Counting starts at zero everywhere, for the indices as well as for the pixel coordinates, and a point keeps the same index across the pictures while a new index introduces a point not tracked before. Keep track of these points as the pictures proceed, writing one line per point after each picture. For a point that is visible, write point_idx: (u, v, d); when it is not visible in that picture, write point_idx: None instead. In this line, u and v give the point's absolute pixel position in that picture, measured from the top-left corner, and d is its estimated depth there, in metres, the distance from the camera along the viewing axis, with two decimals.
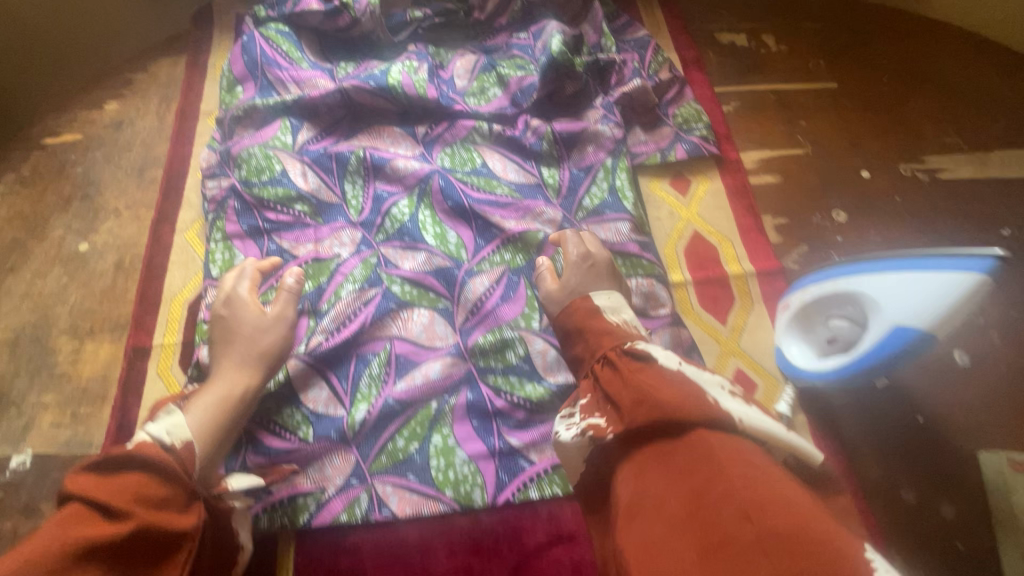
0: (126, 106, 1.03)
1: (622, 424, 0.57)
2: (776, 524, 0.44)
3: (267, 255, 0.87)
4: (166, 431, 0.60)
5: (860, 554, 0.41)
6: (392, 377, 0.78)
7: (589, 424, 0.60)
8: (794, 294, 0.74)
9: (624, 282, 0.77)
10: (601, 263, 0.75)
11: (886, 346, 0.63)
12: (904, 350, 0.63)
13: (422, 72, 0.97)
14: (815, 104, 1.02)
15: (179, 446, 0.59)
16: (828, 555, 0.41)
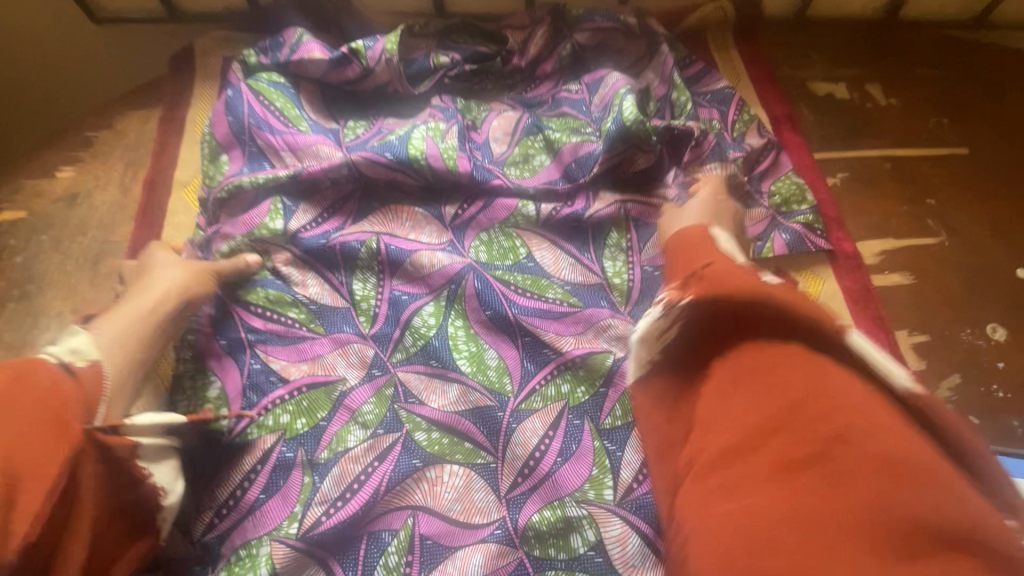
0: (82, 173, 0.83)
1: (704, 299, 0.48)
2: (873, 449, 0.37)
3: (248, 381, 0.66)
4: (69, 351, 0.53)
5: (970, 497, 0.36)
6: (416, 570, 0.58)
7: (671, 298, 0.51)
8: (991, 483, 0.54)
9: (741, 228, 0.69)
10: (727, 202, 0.68)
11: None
12: None
13: (450, 137, 0.77)
14: (944, 176, 0.81)
15: (83, 368, 0.52)
16: (931, 482, 0.36)
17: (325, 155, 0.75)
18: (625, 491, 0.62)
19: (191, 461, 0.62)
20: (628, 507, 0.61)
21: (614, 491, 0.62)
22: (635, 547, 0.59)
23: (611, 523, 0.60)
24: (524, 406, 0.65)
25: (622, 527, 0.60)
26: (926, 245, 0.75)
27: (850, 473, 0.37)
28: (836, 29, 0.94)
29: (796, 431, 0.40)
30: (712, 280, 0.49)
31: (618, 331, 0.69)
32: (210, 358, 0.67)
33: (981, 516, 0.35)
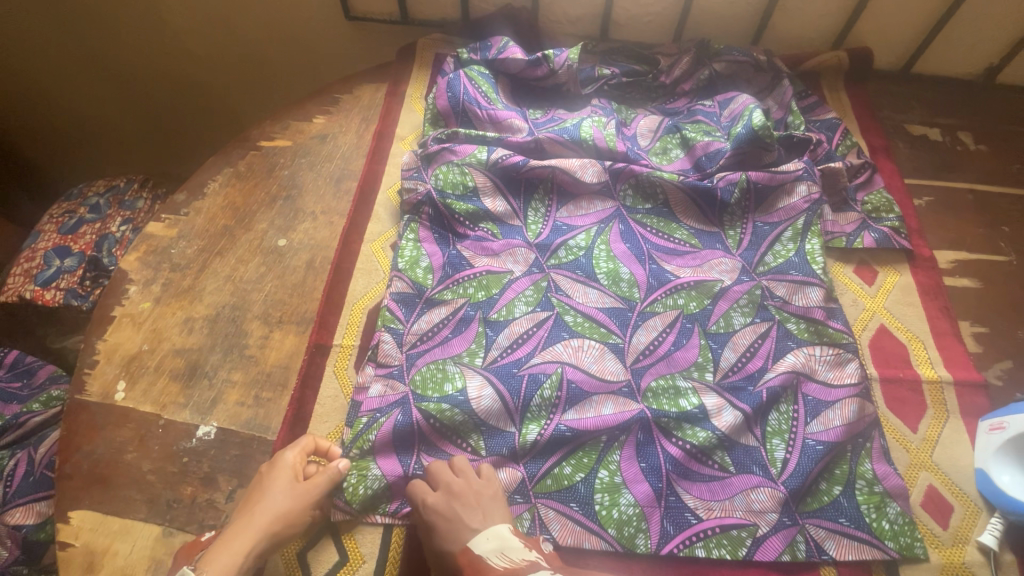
0: (331, 122, 1.14)
1: None
2: None
3: (448, 260, 0.92)
4: None
5: None
6: (562, 405, 0.79)
7: None
8: (1011, 421, 0.70)
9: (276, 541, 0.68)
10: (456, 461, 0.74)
11: None
12: None
13: (610, 128, 1.01)
14: (1020, 211, 0.95)
15: None
16: None
17: (517, 127, 1.01)
18: (723, 376, 0.80)
19: (405, 301, 0.88)
20: (724, 386, 0.79)
21: (714, 374, 0.81)
22: (734, 418, 0.76)
23: (711, 395, 0.78)
24: (649, 309, 0.87)
25: (720, 400, 0.78)
26: (995, 260, 0.90)
27: None
28: (935, 87, 1.12)
29: None
30: None
31: (727, 266, 0.90)
32: (424, 242, 0.94)
33: None
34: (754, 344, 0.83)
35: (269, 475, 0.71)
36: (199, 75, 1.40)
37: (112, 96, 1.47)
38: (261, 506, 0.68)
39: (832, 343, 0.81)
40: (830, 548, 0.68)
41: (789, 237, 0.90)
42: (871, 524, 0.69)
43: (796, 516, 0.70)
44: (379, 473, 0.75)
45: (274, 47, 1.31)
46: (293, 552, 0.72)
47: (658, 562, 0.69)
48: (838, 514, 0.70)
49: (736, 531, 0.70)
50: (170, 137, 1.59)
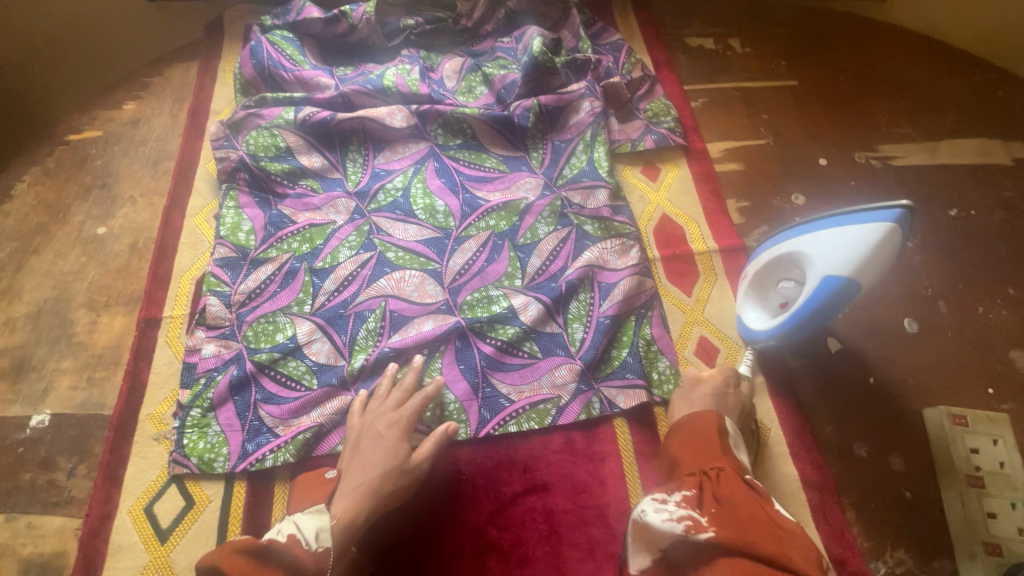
0: (142, 106, 1.12)
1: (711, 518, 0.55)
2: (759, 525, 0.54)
3: (269, 220, 0.95)
4: (314, 532, 0.62)
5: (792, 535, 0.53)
6: (387, 331, 0.86)
7: (686, 515, 0.56)
8: (749, 267, 0.80)
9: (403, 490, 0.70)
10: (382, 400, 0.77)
11: (819, 294, 0.66)
12: (832, 301, 0.66)
13: (414, 73, 1.06)
14: (778, 99, 1.09)
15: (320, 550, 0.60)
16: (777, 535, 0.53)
17: (325, 85, 1.04)
18: (530, 279, 0.90)
19: (230, 265, 0.91)
20: (531, 288, 0.89)
21: (522, 279, 0.90)
22: (537, 311, 0.85)
23: (519, 297, 0.87)
24: (464, 234, 0.95)
25: (527, 299, 0.87)
26: (757, 144, 1.04)
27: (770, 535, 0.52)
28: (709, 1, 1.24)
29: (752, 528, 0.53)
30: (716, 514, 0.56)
31: (531, 185, 0.99)
32: (246, 208, 0.96)
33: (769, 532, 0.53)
34: (556, 248, 0.92)
35: (388, 438, 0.72)
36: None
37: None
38: (388, 457, 0.70)
39: (617, 235, 0.92)
40: (619, 402, 0.80)
41: (581, 149, 1.00)
42: (653, 376, 0.82)
43: (592, 382, 0.81)
44: (219, 425, 0.79)
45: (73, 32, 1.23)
46: (139, 508, 0.74)
47: (477, 443, 0.78)
48: (626, 371, 0.82)
49: (542, 405, 0.80)
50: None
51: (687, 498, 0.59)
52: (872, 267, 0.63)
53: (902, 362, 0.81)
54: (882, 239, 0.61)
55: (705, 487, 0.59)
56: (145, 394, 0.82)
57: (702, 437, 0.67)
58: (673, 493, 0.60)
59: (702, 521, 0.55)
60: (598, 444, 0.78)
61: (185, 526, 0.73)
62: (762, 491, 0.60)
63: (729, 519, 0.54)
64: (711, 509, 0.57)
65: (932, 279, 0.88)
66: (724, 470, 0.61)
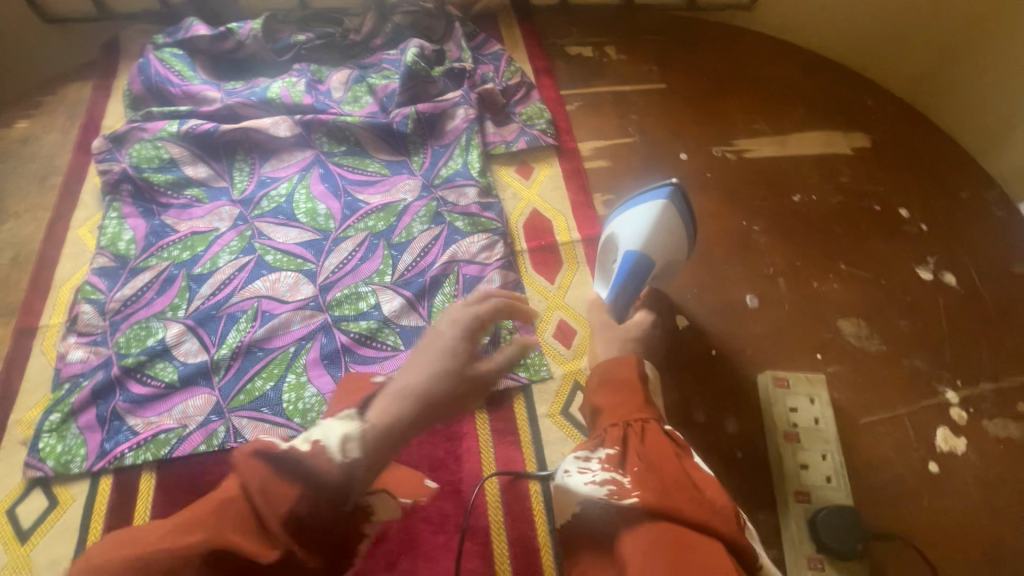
0: (34, 124, 1.14)
1: (637, 480, 0.55)
2: (682, 484, 0.55)
3: (152, 229, 0.98)
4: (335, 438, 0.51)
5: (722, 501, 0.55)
6: (256, 327, 0.90)
7: (611, 478, 0.57)
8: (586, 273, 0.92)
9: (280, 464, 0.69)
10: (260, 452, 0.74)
11: (623, 267, 0.79)
12: (634, 272, 0.79)
13: (300, 86, 1.11)
14: (646, 101, 1.17)
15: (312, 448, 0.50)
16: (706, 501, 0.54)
17: (211, 99, 1.08)
18: (399, 275, 0.95)
19: (108, 273, 0.93)
20: (400, 285, 0.93)
21: (392, 275, 0.95)
22: (400, 304, 0.91)
23: (386, 293, 0.93)
24: (343, 235, 0.99)
25: (393, 295, 0.92)
26: (625, 142, 1.11)
27: (692, 498, 0.54)
28: (590, 12, 1.32)
29: (677, 490, 0.54)
30: (637, 470, 0.56)
31: (410, 186, 1.04)
32: (129, 218, 0.99)
33: (703, 499, 0.54)
34: (428, 245, 0.98)
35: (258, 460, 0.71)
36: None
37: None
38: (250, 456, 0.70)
39: (484, 230, 0.97)
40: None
41: (458, 153, 1.06)
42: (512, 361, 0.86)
43: None
44: (78, 428, 0.80)
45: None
46: (1, 511, 0.76)
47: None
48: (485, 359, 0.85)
49: None
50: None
51: (608, 457, 0.60)
52: (658, 237, 0.77)
53: (741, 335, 0.89)
54: (661, 211, 0.77)
55: (627, 444, 0.61)
56: (16, 400, 0.83)
57: (624, 388, 0.67)
58: (597, 453, 0.61)
59: (624, 481, 0.56)
60: (456, 424, 0.82)
61: (47, 526, 0.75)
62: (685, 446, 0.62)
63: (652, 477, 0.55)
64: (632, 468, 0.57)
65: (773, 258, 0.96)
66: (648, 424, 0.63)
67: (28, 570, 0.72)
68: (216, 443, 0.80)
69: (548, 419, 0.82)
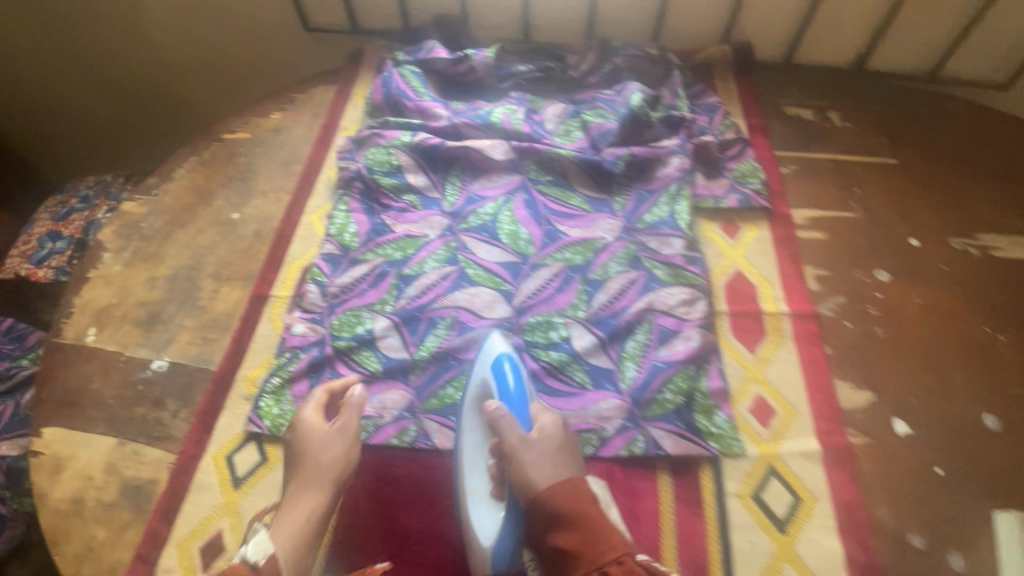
0: (286, 117, 1.30)
1: None
2: None
3: (373, 226, 1.07)
4: (253, 547, 0.65)
5: None
6: (452, 336, 0.94)
7: None
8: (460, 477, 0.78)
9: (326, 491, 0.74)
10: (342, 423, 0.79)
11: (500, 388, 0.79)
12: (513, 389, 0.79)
13: (519, 114, 1.17)
14: (872, 176, 1.09)
15: (264, 562, 0.64)
16: None
17: (439, 115, 1.17)
18: (592, 313, 0.95)
19: (332, 259, 1.03)
20: (592, 324, 0.94)
21: (585, 312, 0.95)
22: (591, 342, 0.91)
23: (578, 328, 0.93)
24: (540, 262, 1.01)
25: (584, 332, 0.93)
26: (845, 216, 1.04)
27: None
28: (815, 74, 1.26)
29: None
30: None
31: (610, 226, 1.05)
32: (354, 213, 1.09)
33: None
34: (623, 288, 0.97)
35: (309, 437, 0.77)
36: (178, 71, 1.52)
37: (104, 90, 1.59)
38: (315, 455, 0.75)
39: (688, 284, 0.95)
40: (665, 445, 0.80)
41: (664, 201, 1.04)
42: (704, 428, 0.81)
43: (639, 421, 0.82)
44: (293, 395, 0.89)
45: (250, 47, 1.45)
46: (221, 455, 0.85)
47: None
48: (677, 419, 0.82)
49: (585, 434, 0.82)
50: (164, 129, 1.69)
51: None
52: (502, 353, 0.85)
53: (973, 459, 0.79)
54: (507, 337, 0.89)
55: None
56: (245, 357, 0.94)
57: None
58: None
59: None
60: (637, 480, 0.79)
61: (256, 479, 0.83)
62: None
63: None
64: None
65: (1019, 380, 0.85)
66: None
67: (238, 516, 0.81)
68: (406, 439, 0.85)
69: (737, 499, 0.77)
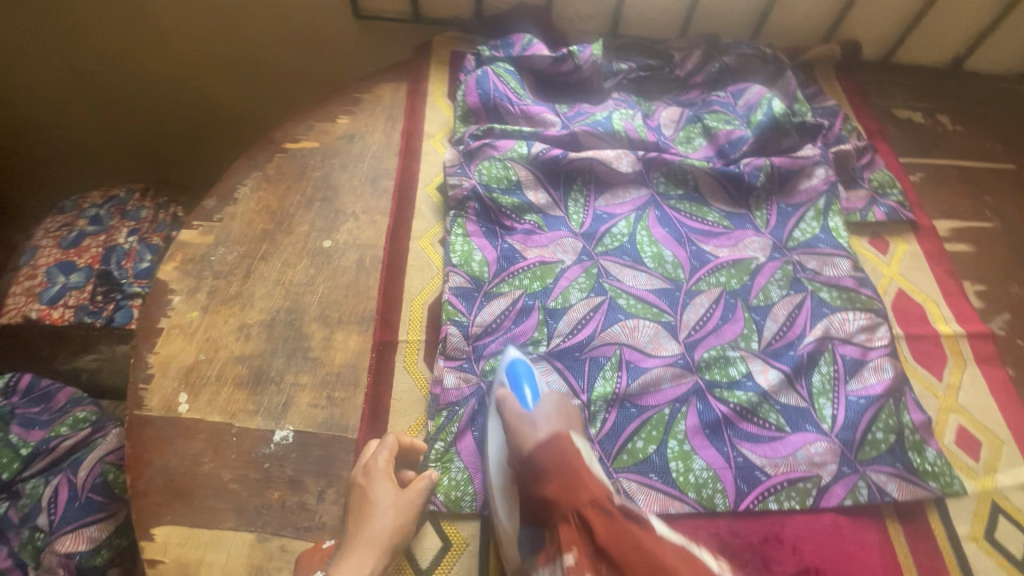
0: (356, 121, 1.12)
1: None
2: None
3: (501, 254, 0.94)
4: None
5: None
6: (625, 379, 0.84)
7: None
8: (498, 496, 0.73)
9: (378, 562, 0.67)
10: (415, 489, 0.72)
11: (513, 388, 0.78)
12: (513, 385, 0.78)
13: (639, 119, 1.07)
14: (997, 183, 1.08)
15: None
16: None
17: (551, 122, 1.05)
18: (767, 344, 0.88)
19: (465, 295, 0.90)
20: (770, 356, 0.87)
21: (759, 343, 0.88)
22: (777, 377, 0.84)
23: (756, 362, 0.86)
24: (695, 287, 0.93)
25: (765, 366, 0.86)
26: (985, 227, 1.02)
27: None
28: (911, 75, 1.23)
29: None
30: None
31: (760, 244, 0.97)
32: (474, 237, 0.96)
33: None
34: (792, 313, 0.90)
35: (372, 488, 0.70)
36: (197, 84, 1.35)
37: (106, 116, 1.40)
38: (373, 516, 0.68)
39: (865, 308, 0.90)
40: (891, 490, 0.76)
41: (812, 216, 0.99)
42: (923, 469, 0.78)
43: (855, 464, 0.78)
44: (462, 461, 0.77)
45: (285, 51, 1.29)
46: (398, 545, 0.69)
47: (736, 517, 0.75)
48: (894, 460, 0.78)
49: (802, 484, 0.77)
50: (186, 151, 1.51)
51: None
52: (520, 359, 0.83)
53: None
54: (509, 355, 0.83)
55: None
56: (389, 419, 0.80)
57: None
58: None
59: None
60: (867, 530, 0.74)
61: (447, 565, 0.71)
62: None
63: None
64: None
65: None
66: None
67: None
68: None
69: (972, 542, 0.74)
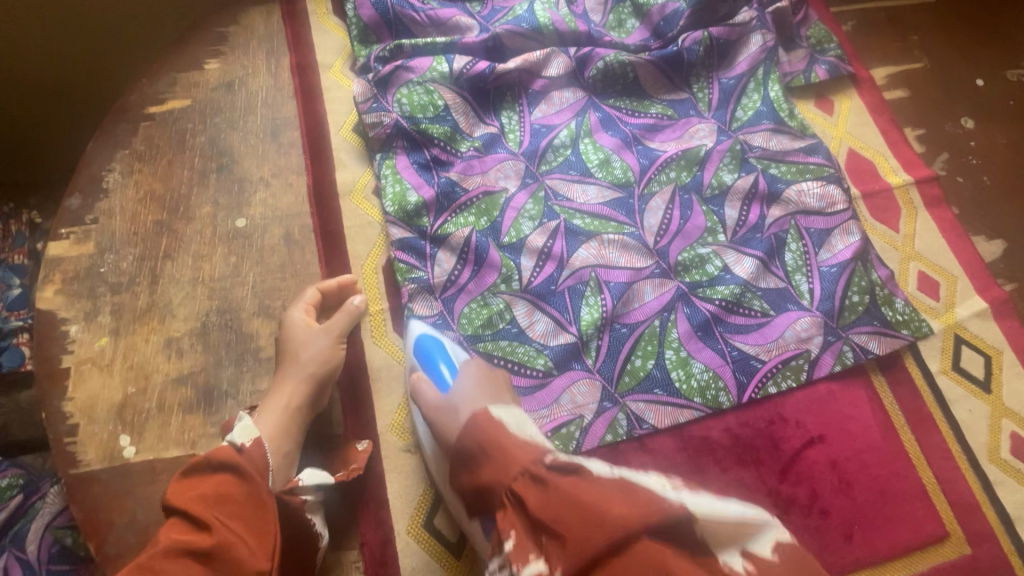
0: (228, 64, 0.90)
1: None
2: None
3: (438, 190, 0.83)
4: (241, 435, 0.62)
5: None
6: (609, 300, 0.80)
7: None
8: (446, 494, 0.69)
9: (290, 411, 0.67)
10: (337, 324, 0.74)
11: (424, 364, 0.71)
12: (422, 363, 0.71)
13: (563, 6, 0.94)
14: (922, 18, 1.06)
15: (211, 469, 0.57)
16: None
17: (465, 25, 0.91)
18: (733, 233, 0.86)
19: (410, 246, 0.82)
20: (743, 244, 0.85)
21: (725, 234, 0.85)
22: (754, 265, 0.83)
23: (729, 254, 0.84)
24: (647, 190, 0.87)
25: (739, 255, 0.84)
26: (916, 68, 1.02)
27: None
28: None
29: None
30: None
31: (706, 131, 0.91)
32: (406, 173, 0.85)
33: None
34: (750, 192, 0.87)
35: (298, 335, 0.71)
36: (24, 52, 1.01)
37: None
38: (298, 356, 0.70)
39: (816, 177, 0.88)
40: (873, 347, 0.79)
41: (753, 88, 0.93)
42: (899, 321, 0.81)
43: (839, 332, 0.80)
44: None
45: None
46: (417, 526, 0.71)
47: (740, 409, 0.77)
48: (872, 319, 0.81)
49: (795, 362, 0.78)
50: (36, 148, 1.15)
51: None
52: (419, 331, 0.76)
53: None
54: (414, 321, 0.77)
55: None
56: (375, 407, 0.76)
57: None
58: None
59: None
60: (856, 389, 0.79)
61: None
62: None
63: None
64: None
65: None
66: None
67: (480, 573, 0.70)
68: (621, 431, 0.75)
69: (944, 376, 0.80)
